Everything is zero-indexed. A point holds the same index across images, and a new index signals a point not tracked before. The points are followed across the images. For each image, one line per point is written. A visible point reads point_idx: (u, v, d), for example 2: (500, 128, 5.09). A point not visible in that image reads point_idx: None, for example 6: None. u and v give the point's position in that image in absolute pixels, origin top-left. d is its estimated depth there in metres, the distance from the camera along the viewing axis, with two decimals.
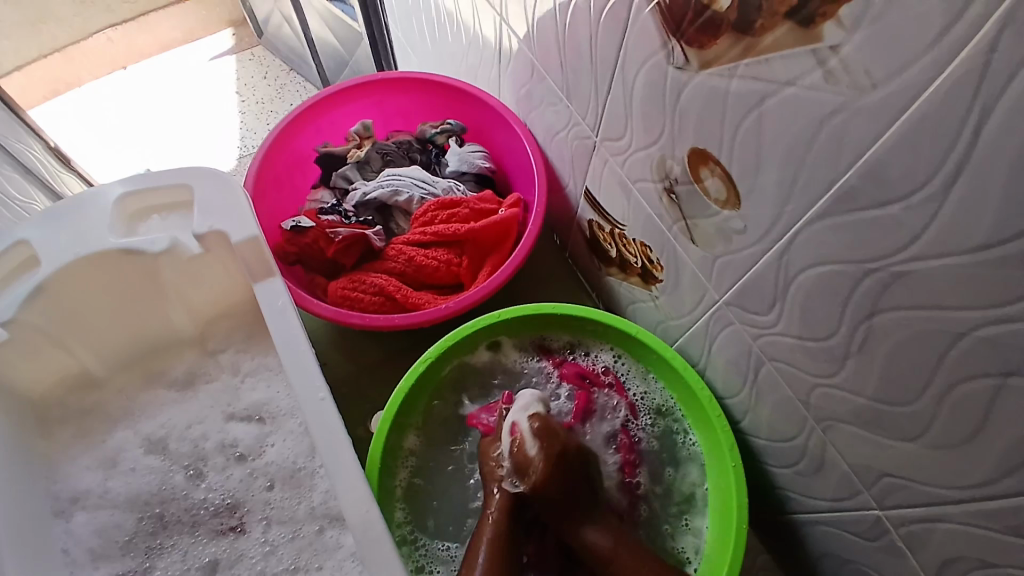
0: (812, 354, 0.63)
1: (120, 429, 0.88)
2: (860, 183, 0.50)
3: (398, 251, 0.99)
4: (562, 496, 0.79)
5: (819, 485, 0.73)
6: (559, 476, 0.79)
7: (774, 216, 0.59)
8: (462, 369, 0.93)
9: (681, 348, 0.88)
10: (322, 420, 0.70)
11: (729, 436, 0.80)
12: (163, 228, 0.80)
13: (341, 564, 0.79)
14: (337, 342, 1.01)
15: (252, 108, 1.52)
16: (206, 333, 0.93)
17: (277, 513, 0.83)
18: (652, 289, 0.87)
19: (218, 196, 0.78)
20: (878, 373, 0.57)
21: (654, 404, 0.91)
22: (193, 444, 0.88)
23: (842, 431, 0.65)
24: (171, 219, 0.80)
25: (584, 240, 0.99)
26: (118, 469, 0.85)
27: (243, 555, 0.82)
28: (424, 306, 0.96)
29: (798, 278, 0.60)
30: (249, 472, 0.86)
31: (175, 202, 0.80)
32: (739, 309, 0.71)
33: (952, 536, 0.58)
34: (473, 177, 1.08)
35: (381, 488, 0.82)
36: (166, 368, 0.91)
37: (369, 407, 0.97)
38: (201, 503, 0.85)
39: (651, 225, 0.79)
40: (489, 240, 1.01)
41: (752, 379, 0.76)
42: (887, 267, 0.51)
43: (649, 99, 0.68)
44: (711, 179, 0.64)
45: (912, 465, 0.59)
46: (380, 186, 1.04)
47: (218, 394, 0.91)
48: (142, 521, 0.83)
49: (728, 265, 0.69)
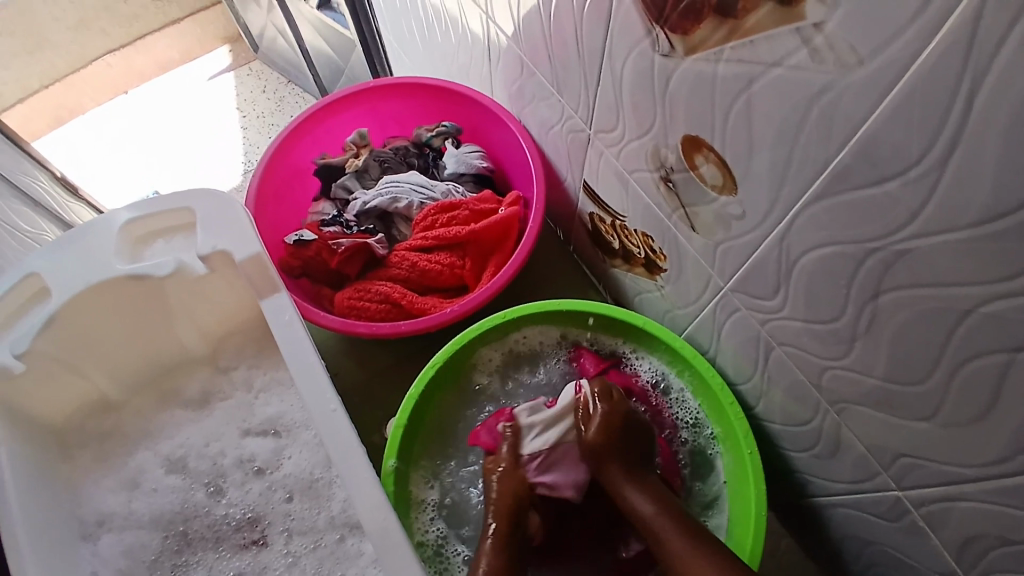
0: (820, 337, 0.62)
1: (140, 451, 0.89)
2: (854, 162, 0.49)
3: (400, 257, 1.00)
4: (613, 455, 0.77)
5: (837, 468, 0.71)
6: (615, 433, 0.78)
7: (771, 201, 0.58)
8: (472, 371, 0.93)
9: (690, 337, 0.87)
10: (333, 431, 0.71)
11: (744, 423, 0.79)
12: (168, 251, 0.81)
13: (364, 570, 0.80)
14: (347, 351, 1.01)
15: (253, 123, 1.53)
16: (217, 351, 0.95)
17: (298, 524, 0.84)
18: (657, 279, 0.86)
19: (219, 216, 0.79)
20: (887, 353, 0.56)
21: (681, 409, 0.88)
22: (212, 461, 0.89)
23: (856, 413, 0.64)
24: (175, 241, 0.81)
25: (586, 233, 0.98)
26: (140, 490, 0.87)
27: (267, 568, 0.83)
28: (430, 310, 0.96)
29: (800, 261, 0.59)
30: (268, 485, 0.87)
31: (177, 225, 0.81)
32: (744, 296, 0.70)
33: (972, 515, 0.57)
34: (472, 178, 1.08)
35: (396, 493, 0.83)
36: (180, 389, 0.93)
37: (382, 413, 0.98)
38: (223, 518, 0.86)
39: (650, 214, 0.78)
40: (492, 240, 1.01)
41: (763, 365, 0.74)
42: (888, 246, 0.50)
43: (638, 88, 0.67)
44: (707, 165, 0.63)
45: (928, 445, 0.57)
46: (379, 194, 1.04)
47: (233, 410, 0.93)
48: (167, 539, 0.85)
49: (730, 252, 0.68)
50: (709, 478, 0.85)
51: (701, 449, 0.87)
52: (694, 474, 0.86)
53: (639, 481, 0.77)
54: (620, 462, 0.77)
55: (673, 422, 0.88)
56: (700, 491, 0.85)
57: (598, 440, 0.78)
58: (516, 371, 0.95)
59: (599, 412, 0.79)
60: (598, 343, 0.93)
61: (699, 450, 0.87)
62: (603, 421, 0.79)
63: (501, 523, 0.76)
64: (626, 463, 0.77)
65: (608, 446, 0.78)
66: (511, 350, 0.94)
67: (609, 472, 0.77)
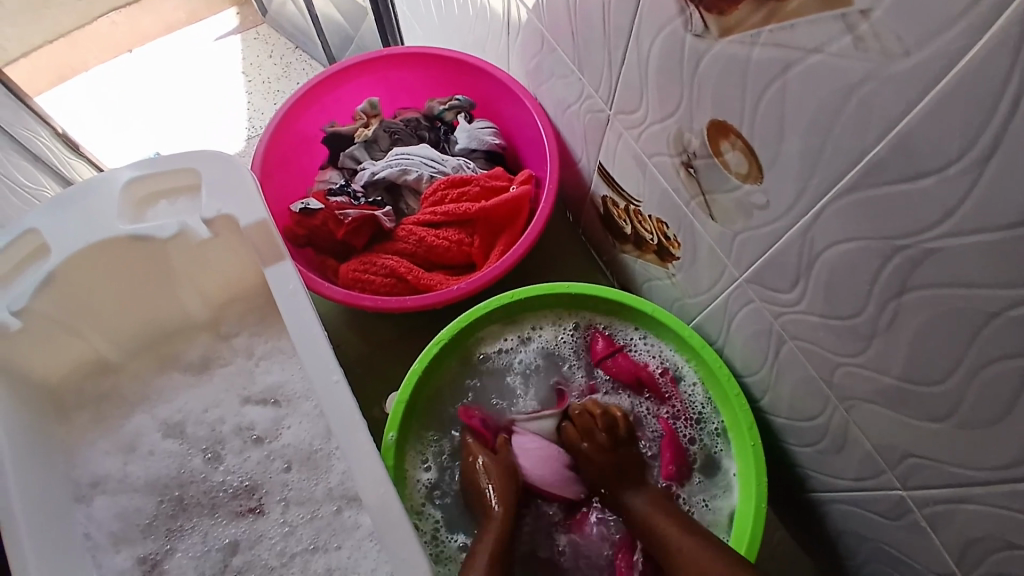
0: (836, 333, 0.61)
1: (137, 414, 0.88)
2: (891, 155, 0.47)
3: (408, 231, 0.98)
4: (611, 470, 0.81)
5: (841, 464, 0.72)
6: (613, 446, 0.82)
7: (798, 192, 0.57)
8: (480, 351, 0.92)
9: (698, 327, 0.87)
10: (336, 403, 0.70)
11: (747, 413, 0.79)
12: (172, 212, 0.79)
13: (360, 543, 0.80)
14: (350, 324, 1.00)
15: (259, 88, 1.50)
16: (219, 317, 0.93)
17: (295, 495, 0.84)
18: (668, 267, 0.85)
19: (223, 178, 0.78)
20: (906, 352, 0.55)
21: (693, 400, 0.87)
22: (210, 427, 0.88)
23: (866, 410, 0.63)
24: (179, 203, 0.80)
25: (598, 217, 0.97)
26: (136, 454, 0.86)
27: (263, 536, 0.83)
28: (435, 287, 0.95)
29: (824, 254, 0.58)
30: (266, 454, 0.87)
31: (181, 187, 0.79)
32: (760, 288, 0.69)
33: (976, 517, 0.57)
34: (483, 154, 1.06)
35: (395, 467, 0.82)
36: (180, 353, 0.92)
37: (383, 388, 0.97)
38: (219, 485, 0.85)
39: (667, 201, 0.77)
40: (502, 217, 0.99)
41: (773, 358, 0.74)
42: (917, 243, 0.49)
43: (665, 70, 0.65)
44: (732, 152, 0.62)
45: (938, 445, 0.57)
46: (388, 165, 1.02)
47: (233, 377, 0.91)
48: (162, 504, 0.84)
49: (748, 242, 0.67)
50: (714, 472, 0.84)
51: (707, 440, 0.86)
52: (700, 466, 0.85)
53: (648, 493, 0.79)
54: (620, 476, 0.81)
55: (682, 411, 0.87)
56: (704, 485, 0.84)
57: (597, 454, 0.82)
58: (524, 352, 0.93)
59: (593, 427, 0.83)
60: (612, 328, 0.92)
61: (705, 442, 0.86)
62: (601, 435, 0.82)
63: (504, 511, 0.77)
64: (625, 473, 0.81)
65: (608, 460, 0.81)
66: (518, 330, 0.93)
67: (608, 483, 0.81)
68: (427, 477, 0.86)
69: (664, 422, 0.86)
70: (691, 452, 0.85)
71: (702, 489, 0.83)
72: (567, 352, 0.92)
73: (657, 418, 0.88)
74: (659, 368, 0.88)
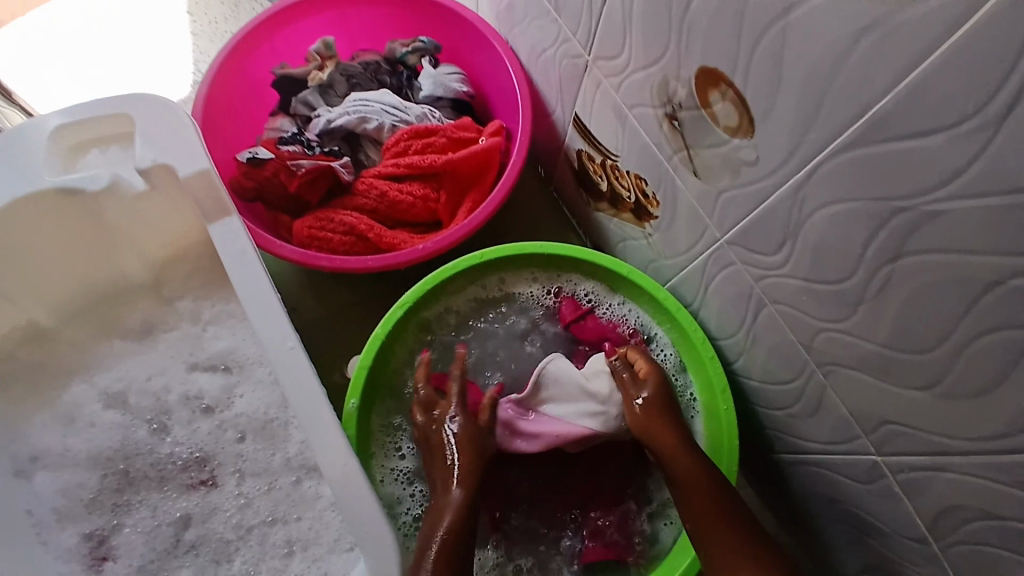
0: (821, 298, 0.59)
1: (76, 383, 0.81)
2: (897, 111, 0.44)
3: (368, 185, 0.90)
4: (663, 414, 0.74)
5: (815, 428, 0.70)
6: (665, 387, 0.76)
7: (792, 148, 0.53)
8: (442, 319, 0.88)
9: (673, 288, 0.83)
10: (293, 369, 0.66)
11: (722, 378, 0.76)
12: (104, 163, 0.72)
13: (322, 514, 0.76)
14: (308, 286, 0.94)
15: (205, 28, 1.35)
16: (160, 278, 0.86)
17: (250, 465, 0.79)
18: (645, 227, 0.81)
19: (161, 125, 0.70)
20: (893, 320, 0.53)
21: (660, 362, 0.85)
22: (155, 397, 0.82)
23: (844, 376, 0.62)
24: (111, 152, 0.73)
25: (572, 171, 0.92)
26: (76, 426, 0.80)
27: (217, 509, 0.77)
28: (399, 246, 0.88)
29: (814, 216, 0.55)
30: (217, 424, 0.81)
31: (114, 134, 0.72)
32: (742, 249, 0.66)
33: (956, 485, 0.56)
34: (449, 103, 0.98)
35: (357, 436, 0.76)
36: (121, 318, 0.84)
37: (344, 352, 0.92)
38: (167, 457, 0.80)
39: (647, 155, 0.72)
40: (471, 171, 0.93)
41: (750, 322, 0.71)
42: (918, 206, 0.46)
43: (652, 11, 0.59)
44: (722, 103, 0.57)
45: (920, 413, 0.56)
46: (345, 113, 0.94)
47: (179, 343, 0.85)
48: (106, 478, 0.78)
49: (733, 201, 0.63)
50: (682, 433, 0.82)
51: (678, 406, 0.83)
52: None
53: (682, 442, 0.72)
54: (671, 421, 0.74)
55: None
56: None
57: (652, 397, 0.75)
58: (487, 319, 0.90)
59: (650, 368, 0.77)
60: (586, 293, 0.89)
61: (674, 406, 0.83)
62: (657, 378, 0.77)
63: (467, 470, 0.70)
64: (673, 421, 0.74)
65: (660, 405, 0.75)
66: (471, 293, 0.88)
67: (655, 427, 0.74)
68: (400, 467, 0.80)
69: None
70: None
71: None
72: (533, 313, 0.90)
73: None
74: (632, 330, 0.86)
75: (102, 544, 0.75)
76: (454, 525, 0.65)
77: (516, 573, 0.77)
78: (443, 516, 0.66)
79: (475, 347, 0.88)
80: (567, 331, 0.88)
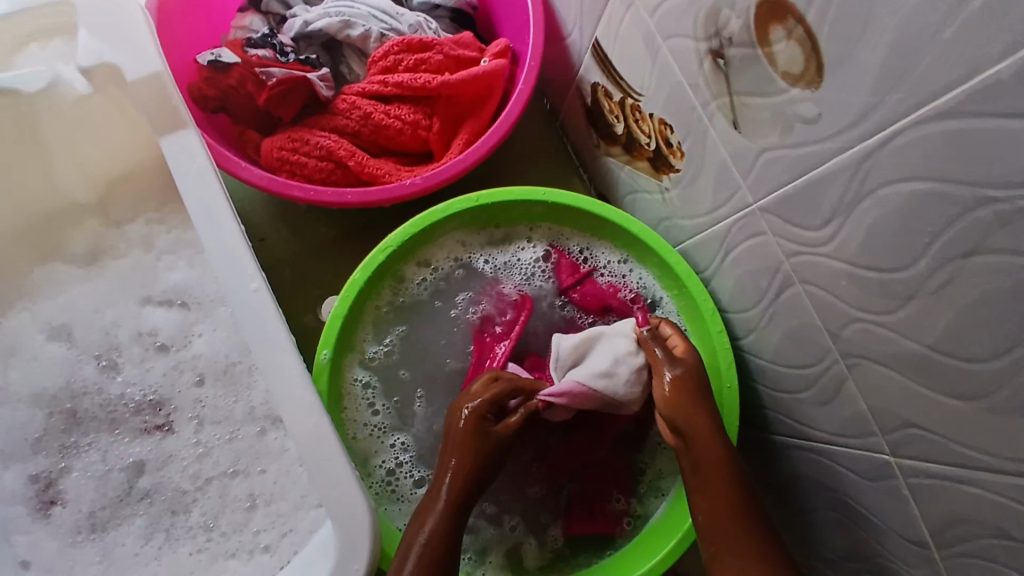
0: (864, 285, 0.52)
1: (18, 311, 0.74)
2: (1014, 81, 0.35)
3: (350, 104, 0.79)
4: (697, 394, 0.67)
5: (822, 416, 0.65)
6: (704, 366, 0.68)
7: (866, 109, 0.44)
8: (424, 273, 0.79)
9: (685, 251, 0.75)
10: (255, 314, 0.59)
11: (728, 354, 0.70)
12: (42, 61, 0.64)
13: (287, 468, 0.70)
14: (280, 216, 0.84)
15: None
16: (108, 199, 0.78)
17: (210, 412, 0.72)
18: (662, 180, 0.71)
19: (108, 19, 0.62)
20: (948, 321, 0.46)
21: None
22: (104, 331, 0.74)
23: (871, 370, 0.55)
24: (51, 50, 0.64)
25: (583, 107, 0.81)
26: (18, 358, 0.72)
27: (173, 457, 0.71)
28: (383, 178, 0.77)
29: (877, 193, 0.46)
30: (173, 365, 0.74)
31: (54, 27, 0.63)
32: (777, 219, 0.57)
33: (975, 499, 0.51)
34: (449, 12, 0.86)
35: (327, 390, 0.69)
36: (67, 244, 0.76)
37: (318, 293, 0.83)
38: (118, 399, 0.73)
39: (679, 97, 0.62)
40: (470, 98, 0.81)
41: (769, 300, 0.64)
42: (1015, 199, 0.38)
43: None
44: (785, 43, 0.47)
45: (952, 421, 0.50)
46: (326, 14, 0.81)
47: (131, 272, 0.76)
48: (52, 417, 0.71)
49: (776, 163, 0.54)
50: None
51: None
52: None
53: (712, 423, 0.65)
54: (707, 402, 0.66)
55: None
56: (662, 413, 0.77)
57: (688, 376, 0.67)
58: (472, 277, 0.80)
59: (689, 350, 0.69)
60: (585, 250, 0.80)
61: None
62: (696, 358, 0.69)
63: (466, 450, 0.65)
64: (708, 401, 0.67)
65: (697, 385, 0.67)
66: (456, 253, 0.80)
67: (685, 405, 0.66)
68: (373, 421, 0.74)
69: None
70: None
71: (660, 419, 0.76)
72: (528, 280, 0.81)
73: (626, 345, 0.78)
74: (633, 295, 0.78)
75: (49, 487, 0.69)
76: (452, 504, 0.63)
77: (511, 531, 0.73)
78: (426, 519, 0.61)
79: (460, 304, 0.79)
80: (565, 295, 0.80)
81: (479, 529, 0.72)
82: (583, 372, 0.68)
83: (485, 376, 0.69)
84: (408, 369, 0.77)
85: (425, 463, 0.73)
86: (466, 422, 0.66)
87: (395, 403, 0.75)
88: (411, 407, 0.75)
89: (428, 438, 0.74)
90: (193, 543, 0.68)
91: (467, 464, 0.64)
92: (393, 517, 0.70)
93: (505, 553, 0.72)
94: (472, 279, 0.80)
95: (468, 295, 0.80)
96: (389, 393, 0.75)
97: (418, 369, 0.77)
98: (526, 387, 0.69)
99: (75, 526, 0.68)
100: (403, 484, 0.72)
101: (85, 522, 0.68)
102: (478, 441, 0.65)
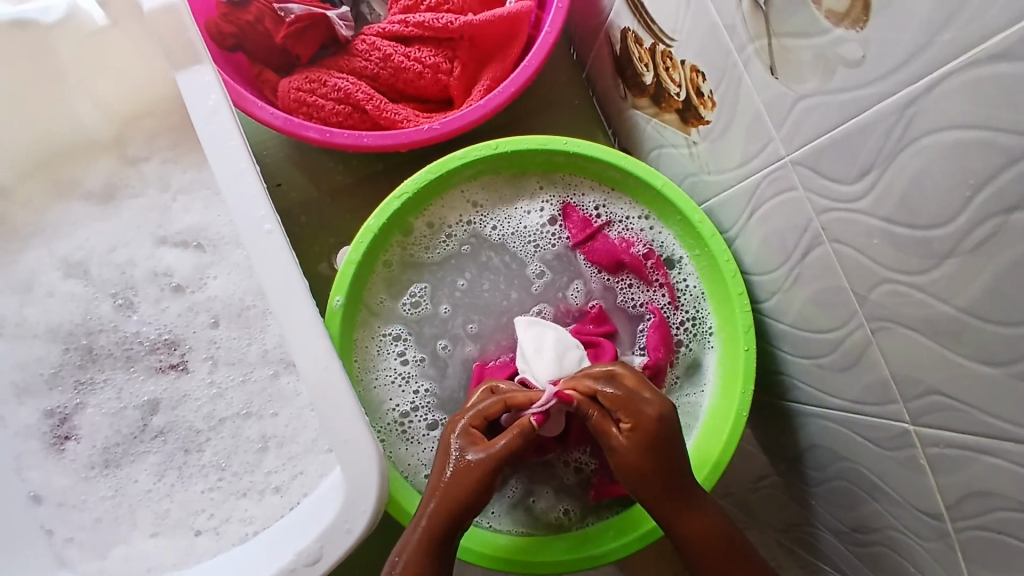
0: (900, 244, 0.49)
1: (32, 248, 0.75)
2: None
3: (370, 45, 0.77)
4: (661, 478, 0.61)
5: (843, 383, 0.62)
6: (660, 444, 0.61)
7: (916, 49, 0.41)
8: (429, 229, 0.78)
9: (710, 211, 0.73)
10: (268, 255, 0.57)
11: (747, 314, 0.67)
12: None
13: (299, 413, 0.71)
14: (296, 161, 0.83)
15: None
16: (123, 135, 0.78)
17: (225, 354, 0.73)
18: (690, 133, 0.69)
19: None
20: (985, 281, 0.43)
21: (680, 291, 0.76)
22: (119, 270, 0.75)
23: (900, 336, 0.53)
24: None
25: (610, 55, 0.77)
26: (34, 295, 0.74)
27: (187, 396, 0.72)
28: (401, 123, 0.75)
29: (920, 142, 0.44)
30: (189, 306, 0.75)
31: None
32: (809, 172, 0.54)
33: (996, 471, 0.49)
34: None
35: (340, 334, 0.69)
36: (80, 178, 0.77)
37: (334, 241, 0.82)
38: (133, 336, 0.74)
39: (713, 41, 0.59)
40: (493, 41, 0.78)
41: (796, 261, 0.62)
42: None
43: None
44: None
45: (979, 389, 0.47)
46: None
47: (145, 213, 0.77)
48: (67, 353, 0.73)
49: (813, 112, 0.51)
50: (695, 378, 0.74)
51: (693, 339, 0.75)
52: (683, 368, 0.75)
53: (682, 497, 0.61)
54: (672, 479, 0.61)
55: (678, 304, 0.75)
56: (683, 383, 0.74)
57: (639, 454, 0.61)
58: (483, 252, 0.79)
59: (633, 422, 0.61)
60: (602, 206, 0.79)
61: (688, 346, 0.75)
62: (647, 432, 0.61)
63: (462, 484, 0.60)
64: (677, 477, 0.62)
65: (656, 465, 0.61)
66: (465, 215, 0.79)
67: (641, 482, 0.62)
68: (398, 369, 0.74)
69: (651, 307, 0.75)
70: (678, 348, 0.75)
71: (683, 389, 0.74)
72: (537, 242, 0.79)
73: (644, 303, 0.76)
74: (647, 249, 0.76)
75: (64, 423, 0.71)
76: (448, 505, 0.59)
77: (567, 503, 0.72)
78: (426, 504, 0.60)
79: (478, 275, 0.78)
80: (578, 252, 0.78)
81: (510, 492, 0.72)
82: (546, 372, 0.66)
83: (484, 387, 0.67)
84: (446, 304, 0.77)
85: (441, 410, 0.73)
86: (457, 469, 0.60)
87: (424, 356, 0.75)
88: (439, 357, 0.75)
89: (452, 388, 0.74)
90: (205, 482, 0.69)
91: (447, 511, 0.59)
92: (400, 457, 0.71)
93: (529, 514, 0.72)
94: (489, 239, 0.79)
95: (515, 261, 0.79)
96: (420, 346, 0.75)
97: (448, 301, 0.77)
98: (514, 403, 0.64)
99: (89, 461, 0.70)
100: (416, 426, 0.72)
101: (98, 458, 0.71)
102: (482, 473, 0.60)
